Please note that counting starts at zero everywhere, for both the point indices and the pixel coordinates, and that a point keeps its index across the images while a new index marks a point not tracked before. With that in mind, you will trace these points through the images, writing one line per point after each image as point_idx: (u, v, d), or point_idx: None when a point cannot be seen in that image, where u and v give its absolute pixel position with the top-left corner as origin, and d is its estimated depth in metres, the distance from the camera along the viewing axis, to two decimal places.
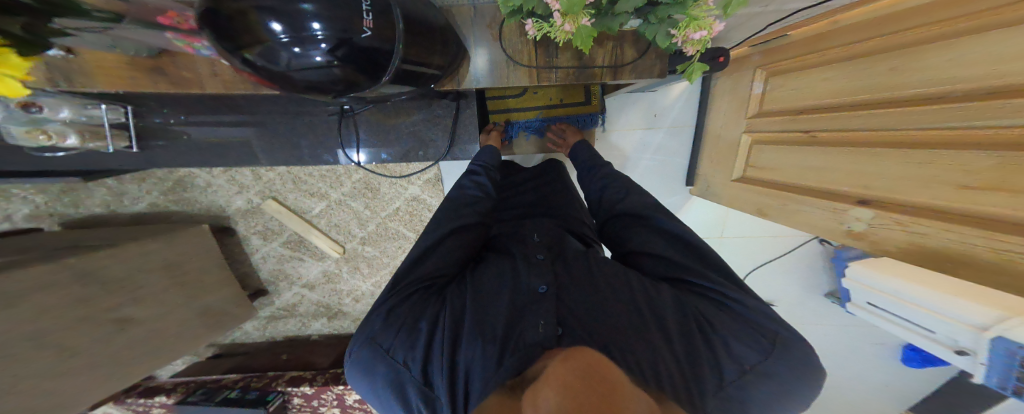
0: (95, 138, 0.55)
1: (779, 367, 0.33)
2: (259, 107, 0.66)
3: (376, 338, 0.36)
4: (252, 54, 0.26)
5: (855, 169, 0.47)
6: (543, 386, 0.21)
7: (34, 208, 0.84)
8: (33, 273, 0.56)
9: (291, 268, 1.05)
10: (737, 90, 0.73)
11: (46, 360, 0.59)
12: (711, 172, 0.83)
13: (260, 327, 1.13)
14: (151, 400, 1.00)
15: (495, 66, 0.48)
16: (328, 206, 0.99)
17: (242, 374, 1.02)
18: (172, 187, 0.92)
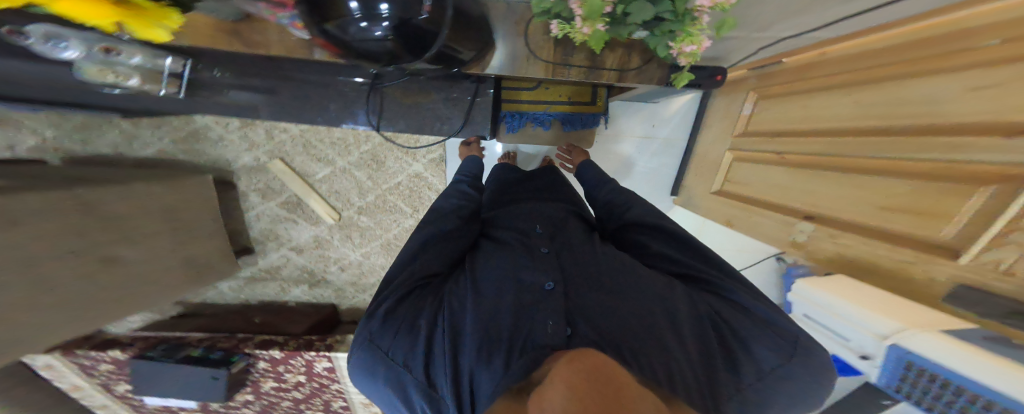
0: (154, 84, 0.53)
1: (795, 368, 0.36)
2: (296, 72, 0.60)
3: (374, 340, 0.37)
4: (331, 25, 0.34)
5: (808, 190, 0.59)
6: (548, 388, 0.19)
7: (42, 143, 0.89)
8: (33, 199, 0.57)
9: (283, 230, 1.11)
10: (728, 110, 0.83)
11: (33, 290, 0.59)
12: (694, 184, 0.94)
13: (236, 288, 1.16)
14: (102, 354, 0.91)
15: (517, 56, 0.47)
16: (332, 173, 1.07)
17: (208, 333, 0.99)
18: (185, 137, 0.97)
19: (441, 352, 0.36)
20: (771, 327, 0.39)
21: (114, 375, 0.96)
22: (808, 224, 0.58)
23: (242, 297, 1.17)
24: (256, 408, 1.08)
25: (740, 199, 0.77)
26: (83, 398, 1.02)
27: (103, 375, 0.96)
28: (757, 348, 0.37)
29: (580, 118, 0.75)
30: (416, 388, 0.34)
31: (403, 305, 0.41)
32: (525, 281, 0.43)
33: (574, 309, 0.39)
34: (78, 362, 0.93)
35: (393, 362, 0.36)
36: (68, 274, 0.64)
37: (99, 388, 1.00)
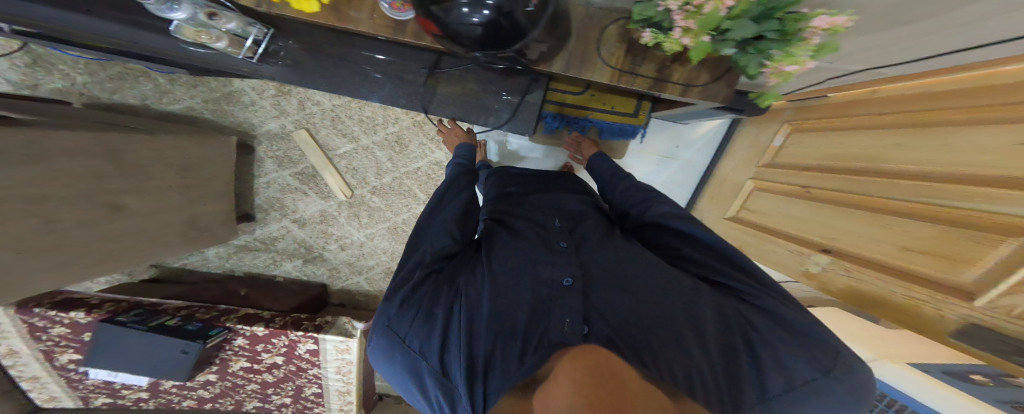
0: (236, 47, 0.58)
1: (828, 382, 0.35)
2: (357, 51, 0.64)
3: (392, 327, 0.41)
4: (438, 7, 0.39)
5: (799, 214, 0.63)
6: (556, 385, 0.22)
7: (70, 85, 0.92)
8: (62, 135, 0.56)
9: (291, 200, 1.12)
10: (757, 141, 0.80)
11: (36, 226, 0.56)
12: (708, 209, 0.95)
13: (224, 255, 1.15)
14: (62, 314, 0.82)
15: (574, 57, 0.50)
16: (353, 150, 1.09)
17: (186, 304, 0.94)
18: (217, 98, 1.00)
19: (455, 343, 0.38)
20: (803, 338, 0.38)
21: (64, 342, 0.86)
22: (821, 257, 0.55)
23: (227, 266, 1.16)
24: (216, 390, 1.03)
25: (753, 226, 0.76)
26: (15, 366, 0.90)
27: (51, 341, 0.86)
28: (787, 358, 0.37)
29: (616, 128, 0.79)
30: (431, 375, 0.38)
31: (419, 294, 0.43)
32: (543, 275, 0.44)
33: (592, 306, 0.39)
34: (30, 324, 0.83)
35: (410, 350, 0.39)
36: (73, 219, 0.62)
37: (40, 356, 0.89)
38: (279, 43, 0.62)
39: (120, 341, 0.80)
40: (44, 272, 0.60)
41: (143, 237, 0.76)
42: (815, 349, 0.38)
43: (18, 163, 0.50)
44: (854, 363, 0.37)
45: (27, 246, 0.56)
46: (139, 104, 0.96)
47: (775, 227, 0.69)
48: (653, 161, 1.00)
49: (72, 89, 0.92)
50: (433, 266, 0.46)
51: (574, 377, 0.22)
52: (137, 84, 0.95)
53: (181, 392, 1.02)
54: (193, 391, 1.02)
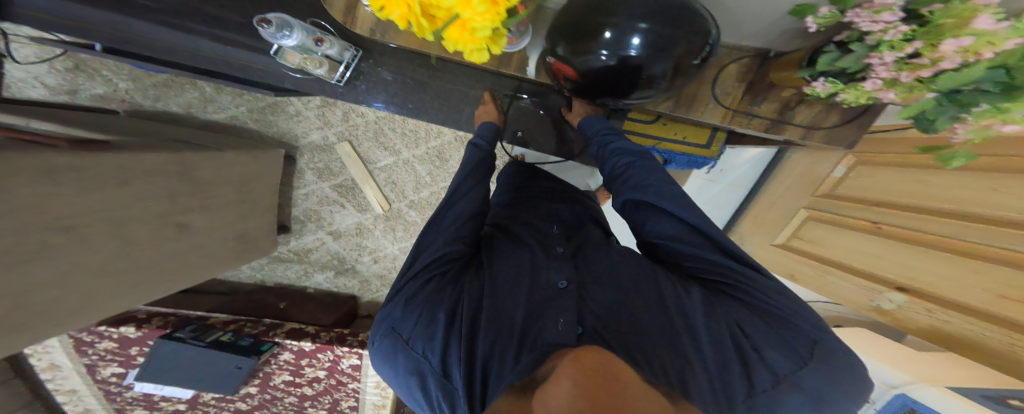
0: (332, 70, 0.62)
1: (816, 377, 0.35)
2: (437, 79, 0.68)
3: (398, 328, 0.45)
4: (580, 53, 0.43)
5: (868, 249, 0.70)
6: (556, 386, 0.22)
7: (112, 91, 0.89)
8: (134, 159, 0.55)
9: (328, 212, 1.10)
10: (811, 170, 0.86)
11: (109, 252, 0.55)
12: (751, 233, 1.04)
13: (258, 266, 1.11)
14: (113, 330, 0.86)
15: (700, 101, 0.58)
16: (394, 163, 1.07)
17: (232, 316, 0.97)
18: (263, 107, 0.99)
19: (455, 349, 0.42)
20: (786, 334, 0.38)
21: (109, 355, 0.89)
22: (899, 294, 0.64)
23: (259, 277, 1.12)
24: (254, 402, 1.03)
25: (808, 254, 0.85)
26: (53, 381, 0.92)
27: (96, 355, 0.89)
28: (771, 353, 0.37)
29: (685, 159, 0.81)
30: (433, 374, 0.42)
31: (421, 294, 0.46)
32: (540, 279, 0.48)
33: (585, 309, 0.43)
34: (77, 338, 0.87)
35: (414, 350, 0.43)
36: (150, 239, 0.62)
37: (82, 369, 0.92)
38: (363, 64, 0.65)
39: (179, 353, 0.84)
40: (122, 291, 0.60)
41: (205, 253, 0.76)
42: (799, 343, 0.38)
43: (104, 188, 0.51)
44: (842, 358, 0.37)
45: (108, 268, 0.56)
46: (183, 112, 0.94)
47: (836, 258, 0.77)
48: (697, 185, 1.06)
49: (114, 95, 0.90)
50: (438, 270, 0.49)
51: (575, 379, 0.22)
52: (182, 92, 0.93)
53: (219, 405, 1.01)
54: (230, 403, 1.01)
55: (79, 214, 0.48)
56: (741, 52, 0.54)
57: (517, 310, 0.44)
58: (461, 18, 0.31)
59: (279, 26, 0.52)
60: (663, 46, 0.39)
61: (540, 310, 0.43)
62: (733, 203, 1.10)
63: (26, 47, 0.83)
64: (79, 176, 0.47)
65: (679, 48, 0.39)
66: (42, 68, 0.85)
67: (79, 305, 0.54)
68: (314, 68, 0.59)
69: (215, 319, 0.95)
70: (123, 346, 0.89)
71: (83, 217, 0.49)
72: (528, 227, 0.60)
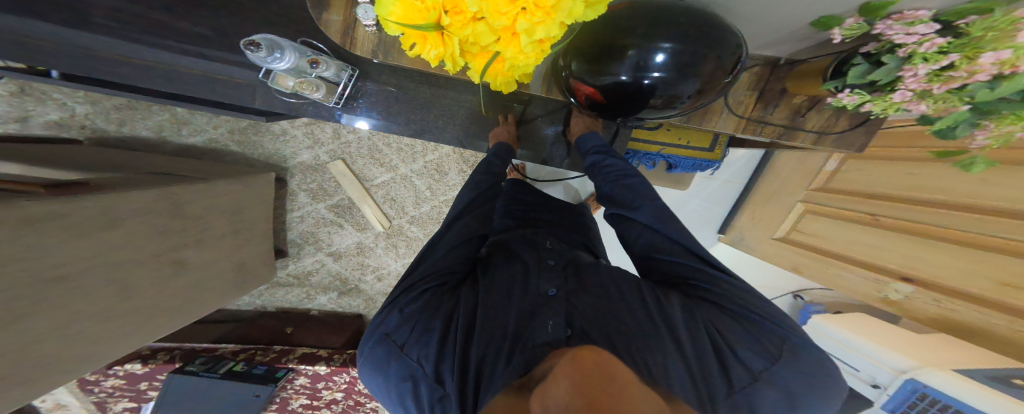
0: (329, 92, 0.58)
1: (787, 375, 0.37)
2: (441, 97, 0.66)
3: (391, 335, 0.45)
4: (600, 73, 0.39)
5: (870, 241, 0.72)
6: (553, 385, 0.23)
7: (69, 117, 0.79)
8: (124, 200, 0.50)
9: (325, 234, 1.07)
10: (804, 165, 0.88)
11: (103, 300, 0.51)
12: (749, 227, 1.02)
13: (256, 293, 1.07)
14: (118, 368, 0.84)
15: (714, 110, 0.55)
16: (391, 179, 1.05)
17: (240, 345, 0.96)
18: (245, 128, 0.93)
19: (447, 356, 0.42)
20: (761, 333, 0.41)
21: (118, 391, 0.89)
22: (905, 286, 0.65)
23: (258, 304, 1.08)
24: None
25: (811, 248, 0.86)
26: None
27: (103, 392, 0.88)
28: (745, 352, 0.39)
29: (691, 162, 0.84)
30: (426, 380, 0.41)
31: (417, 301, 0.47)
32: (531, 286, 0.49)
33: (575, 311, 0.44)
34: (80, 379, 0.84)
35: (408, 356, 0.43)
36: (147, 279, 0.58)
37: (92, 408, 0.92)
38: (362, 84, 0.62)
39: (189, 388, 0.85)
40: (119, 337, 0.56)
41: (203, 288, 0.72)
42: (771, 341, 0.40)
43: (92, 233, 0.47)
44: (808, 357, 0.39)
45: (107, 313, 0.52)
46: (156, 137, 0.87)
47: (838, 251, 0.79)
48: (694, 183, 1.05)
49: (70, 121, 0.80)
50: (437, 279, 0.49)
51: (571, 378, 0.23)
52: (152, 114, 0.85)
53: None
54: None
55: (65, 264, 0.44)
56: (754, 60, 0.52)
57: (512, 315, 0.44)
58: (501, 57, 0.28)
59: (269, 48, 0.45)
60: (691, 64, 0.35)
61: (533, 314, 0.44)
62: (730, 200, 1.08)
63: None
64: (66, 223, 0.43)
65: (708, 66, 0.35)
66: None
67: (76, 354, 0.51)
68: (310, 91, 0.56)
69: (223, 349, 0.95)
70: (132, 383, 0.88)
71: (71, 265, 0.45)
72: (525, 239, 0.63)
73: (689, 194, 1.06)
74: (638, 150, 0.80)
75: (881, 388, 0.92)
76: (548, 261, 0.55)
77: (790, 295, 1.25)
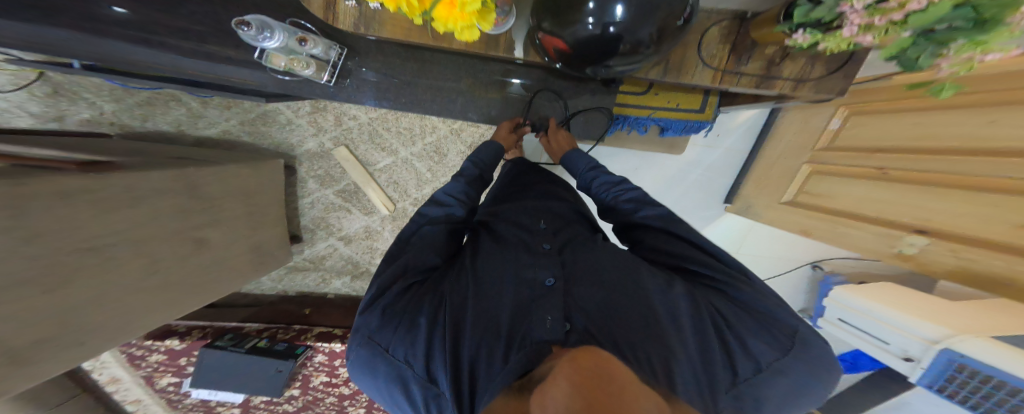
0: (318, 69, 0.62)
1: (796, 364, 0.40)
2: (425, 70, 0.69)
3: (373, 337, 0.47)
4: (561, 24, 0.39)
5: (883, 196, 0.68)
6: (550, 387, 0.25)
7: (98, 115, 0.88)
8: (142, 178, 0.56)
9: (335, 219, 1.12)
10: (807, 124, 0.85)
11: (139, 271, 0.57)
12: (755, 196, 1.00)
13: (277, 277, 1.15)
14: (158, 343, 0.93)
15: (687, 64, 0.53)
16: (393, 163, 1.09)
17: (264, 325, 1.03)
18: (253, 119, 0.98)
19: (438, 355, 0.45)
20: (770, 324, 0.43)
21: (162, 367, 0.97)
22: (921, 238, 0.62)
23: (280, 288, 1.16)
24: (298, 404, 1.10)
25: (821, 210, 0.83)
26: (119, 392, 1.04)
27: (149, 367, 0.98)
28: (753, 341, 0.41)
29: (680, 125, 0.82)
30: (417, 380, 0.44)
31: (399, 302, 0.50)
32: (527, 278, 0.53)
33: (572, 304, 0.46)
34: (129, 354, 0.94)
35: (396, 359, 0.46)
36: (173, 254, 0.64)
37: (140, 381, 1.02)
38: (350, 62, 0.65)
39: (223, 361, 0.93)
40: (154, 309, 0.62)
41: (223, 267, 0.78)
42: (779, 333, 0.43)
43: (119, 209, 0.52)
44: (813, 347, 0.42)
45: (142, 286, 0.58)
46: (174, 130, 0.94)
47: (847, 210, 0.76)
48: (694, 153, 1.05)
49: (99, 118, 0.88)
50: (416, 278, 0.55)
51: (573, 381, 0.25)
52: (168, 109, 0.92)
53: (268, 407, 1.09)
54: (278, 406, 1.09)
55: (102, 235, 0.50)
56: (720, 15, 0.51)
57: (504, 313, 0.47)
58: None
59: (259, 28, 0.51)
60: (650, 9, 0.35)
61: (529, 309, 0.47)
62: (734, 169, 1.06)
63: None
64: (95, 198, 0.48)
65: (665, 12, 0.35)
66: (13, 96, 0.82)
67: (119, 323, 0.56)
68: (302, 69, 0.60)
69: (249, 328, 1.02)
70: (171, 358, 0.96)
71: (107, 237, 0.50)
72: (514, 230, 0.66)
73: (689, 164, 1.06)
74: (626, 115, 0.80)
75: (915, 361, 0.77)
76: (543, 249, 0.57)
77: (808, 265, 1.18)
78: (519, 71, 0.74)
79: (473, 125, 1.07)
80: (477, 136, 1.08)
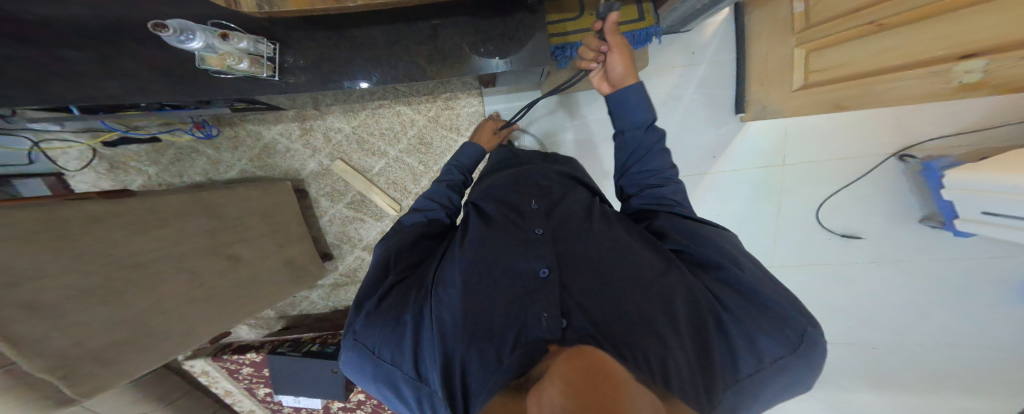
0: (255, 63, 0.68)
1: (797, 361, 0.45)
2: (343, 58, 0.74)
3: (362, 340, 0.52)
4: None
5: (891, 45, 0.65)
6: (548, 388, 0.27)
7: (146, 179, 1.16)
8: (153, 202, 0.75)
9: (353, 230, 1.27)
10: (775, 16, 0.93)
11: (179, 284, 0.76)
12: (762, 95, 1.03)
13: (325, 295, 1.32)
14: (243, 357, 1.16)
15: None
16: (386, 164, 1.20)
17: (317, 333, 1.21)
18: (259, 153, 1.20)
19: (428, 359, 0.48)
20: (783, 320, 0.46)
21: (254, 378, 1.20)
22: (975, 62, 0.54)
23: (331, 304, 1.33)
24: (368, 409, 1.20)
25: (841, 80, 0.78)
26: (236, 403, 1.28)
27: (246, 379, 1.20)
28: (763, 340, 0.46)
29: (629, 38, 0.82)
30: (409, 381, 0.48)
31: (386, 303, 0.55)
32: (522, 269, 0.54)
33: (569, 301, 0.49)
34: (227, 368, 1.19)
35: (383, 360, 0.50)
36: (211, 269, 0.84)
37: (245, 392, 1.25)
38: (285, 56, 0.72)
39: (289, 365, 1.10)
40: (197, 320, 0.81)
41: (259, 279, 0.98)
42: (793, 329, 0.46)
43: (147, 230, 0.72)
44: (819, 343, 0.46)
45: (190, 297, 0.79)
46: (203, 178, 1.20)
47: (869, 70, 0.71)
48: (678, 75, 1.16)
49: (150, 182, 1.17)
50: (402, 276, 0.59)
51: (567, 382, 0.27)
52: (193, 161, 1.18)
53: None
54: (353, 412, 1.21)
55: (137, 254, 0.68)
56: None
57: (496, 312, 0.48)
58: None
59: (180, 31, 0.58)
60: None
61: (523, 302, 0.49)
62: (729, 77, 1.14)
63: (67, 158, 1.09)
64: (119, 219, 0.67)
65: None
66: (85, 173, 1.11)
67: (181, 329, 0.77)
68: (238, 65, 0.67)
69: (304, 337, 1.20)
70: (256, 370, 1.18)
71: (143, 256, 0.69)
72: (503, 214, 0.66)
73: (680, 85, 1.16)
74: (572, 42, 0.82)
75: None
76: (537, 236, 0.59)
77: (896, 158, 1.07)
78: (446, 22, 0.75)
79: (447, 109, 1.16)
80: (454, 117, 1.16)
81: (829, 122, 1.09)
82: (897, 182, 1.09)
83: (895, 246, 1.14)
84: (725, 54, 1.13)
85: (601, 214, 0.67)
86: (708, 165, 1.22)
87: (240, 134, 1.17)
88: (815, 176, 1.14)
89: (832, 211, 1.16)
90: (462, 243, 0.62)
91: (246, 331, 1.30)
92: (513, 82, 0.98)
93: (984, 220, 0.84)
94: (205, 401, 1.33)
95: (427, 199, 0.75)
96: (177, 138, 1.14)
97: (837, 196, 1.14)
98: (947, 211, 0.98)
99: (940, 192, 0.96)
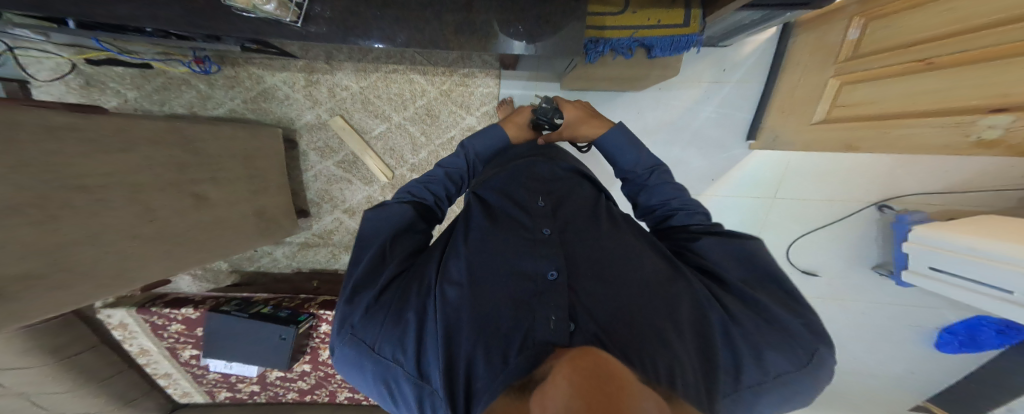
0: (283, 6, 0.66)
1: (803, 376, 0.41)
2: (370, 8, 0.72)
3: (356, 335, 0.44)
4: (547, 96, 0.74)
5: (930, 86, 0.70)
6: (551, 386, 0.22)
7: (122, 102, 1.08)
8: (121, 125, 0.67)
9: (338, 190, 1.23)
10: (824, 40, 0.97)
11: (131, 215, 0.67)
12: (777, 126, 1.12)
13: (291, 254, 1.26)
14: (176, 312, 1.02)
15: None
16: (387, 129, 1.19)
17: (272, 295, 1.13)
18: (254, 97, 1.15)
19: (430, 354, 0.42)
20: (793, 335, 0.42)
21: (181, 338, 1.05)
22: (1003, 117, 0.58)
23: (294, 265, 1.27)
24: (312, 382, 1.12)
25: (866, 117, 0.85)
26: (149, 364, 1.09)
27: (172, 338, 1.05)
28: (772, 354, 0.42)
29: (668, 42, 0.87)
30: (407, 378, 0.42)
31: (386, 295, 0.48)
32: (527, 269, 0.49)
33: (577, 302, 0.43)
34: (153, 323, 1.03)
35: (381, 357, 0.43)
36: (171, 206, 0.76)
37: (167, 353, 1.08)
38: (314, 7, 0.70)
39: (229, 328, 0.97)
40: (144, 260, 0.72)
41: (224, 227, 0.91)
42: (801, 346, 0.42)
43: (108, 151, 0.63)
44: (827, 359, 0.42)
45: (138, 231, 0.69)
46: (188, 112, 1.13)
47: (898, 110, 0.77)
48: (700, 90, 1.22)
49: (125, 106, 1.09)
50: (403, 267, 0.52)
51: (571, 378, 0.21)
52: (181, 93, 1.11)
53: (284, 384, 1.13)
54: (293, 383, 1.12)
55: (91, 175, 0.60)
56: None
57: (503, 310, 0.43)
58: None
59: None
60: None
61: (531, 301, 0.44)
62: (751, 101, 1.21)
63: (39, 68, 1.00)
64: (82, 135, 0.58)
65: None
66: (55, 86, 1.02)
67: (112, 269, 0.66)
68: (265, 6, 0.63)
69: (256, 298, 1.10)
70: (188, 329, 1.04)
71: (93, 177, 0.60)
72: (508, 210, 0.61)
73: (700, 102, 1.22)
74: (609, 38, 0.86)
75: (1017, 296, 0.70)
76: (543, 230, 0.55)
77: (874, 207, 1.14)
78: None
79: (461, 85, 1.17)
80: (467, 95, 1.18)
81: (824, 161, 1.16)
82: (874, 230, 1.16)
83: (851, 285, 1.24)
84: (751, 77, 1.20)
85: (612, 215, 0.63)
86: (705, 187, 1.27)
87: (241, 75, 1.12)
88: (802, 211, 1.21)
89: (808, 245, 1.24)
90: (463, 236, 0.57)
91: (188, 282, 1.20)
92: (532, 67, 1.00)
93: (927, 275, 0.92)
94: (113, 359, 1.15)
95: (422, 185, 0.63)
96: (170, 68, 1.08)
97: (813, 235, 1.23)
98: (902, 261, 1.04)
99: (902, 244, 1.01)
